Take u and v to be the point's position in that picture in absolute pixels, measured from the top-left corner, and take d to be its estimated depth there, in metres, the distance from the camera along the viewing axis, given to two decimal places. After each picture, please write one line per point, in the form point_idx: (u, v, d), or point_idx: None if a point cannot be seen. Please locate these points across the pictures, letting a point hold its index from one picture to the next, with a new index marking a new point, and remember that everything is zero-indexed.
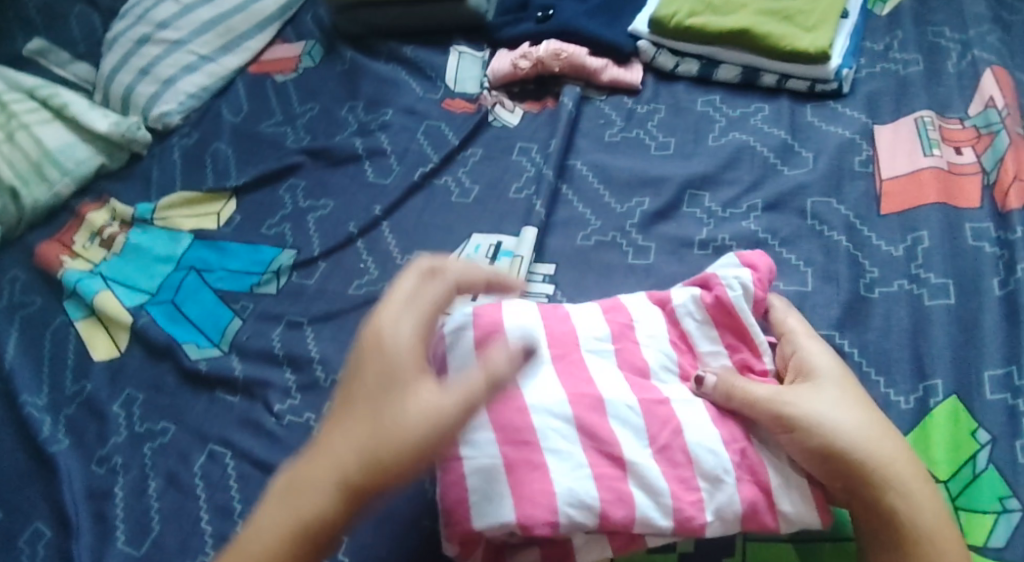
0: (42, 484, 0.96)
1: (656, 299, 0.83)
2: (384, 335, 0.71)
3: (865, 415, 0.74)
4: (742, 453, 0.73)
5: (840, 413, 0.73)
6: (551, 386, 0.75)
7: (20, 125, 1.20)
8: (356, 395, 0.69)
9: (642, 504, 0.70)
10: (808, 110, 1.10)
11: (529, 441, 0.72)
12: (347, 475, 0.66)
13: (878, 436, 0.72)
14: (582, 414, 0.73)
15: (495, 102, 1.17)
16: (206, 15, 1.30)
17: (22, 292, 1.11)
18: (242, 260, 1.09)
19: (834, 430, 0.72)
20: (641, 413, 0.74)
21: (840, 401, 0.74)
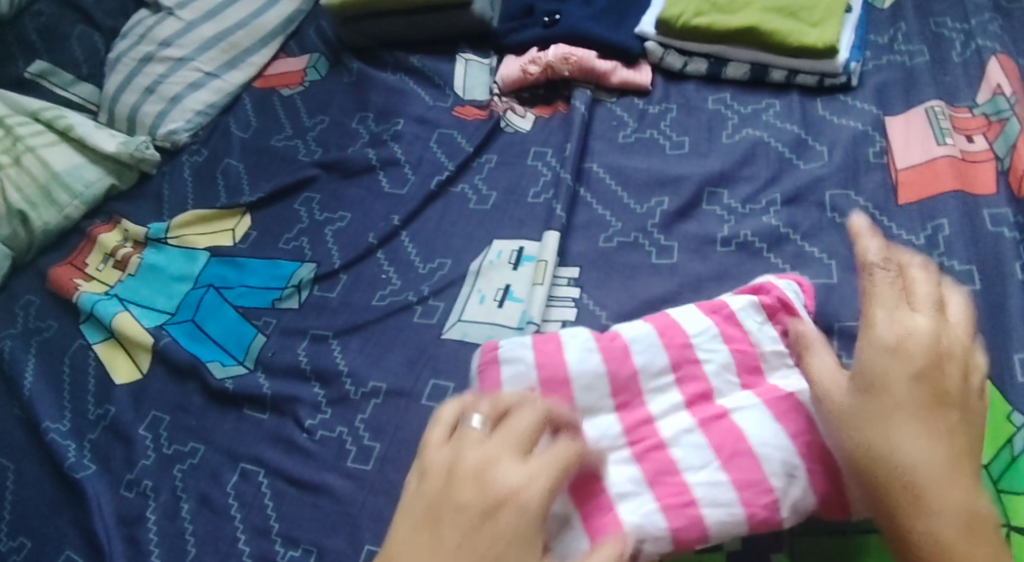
0: (71, 511, 0.95)
1: (709, 306, 0.83)
2: (495, 473, 0.65)
3: (928, 435, 0.65)
4: (807, 444, 0.73)
5: (897, 432, 0.66)
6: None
7: (25, 148, 1.18)
8: (448, 521, 0.64)
9: (714, 518, 0.71)
10: (818, 104, 1.11)
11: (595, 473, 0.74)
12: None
13: (932, 460, 0.65)
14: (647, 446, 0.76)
15: (506, 108, 1.18)
16: (209, 32, 1.30)
17: (37, 316, 1.10)
18: (261, 276, 1.08)
19: (868, 443, 0.66)
20: (703, 433, 0.75)
21: (903, 413, 0.66)
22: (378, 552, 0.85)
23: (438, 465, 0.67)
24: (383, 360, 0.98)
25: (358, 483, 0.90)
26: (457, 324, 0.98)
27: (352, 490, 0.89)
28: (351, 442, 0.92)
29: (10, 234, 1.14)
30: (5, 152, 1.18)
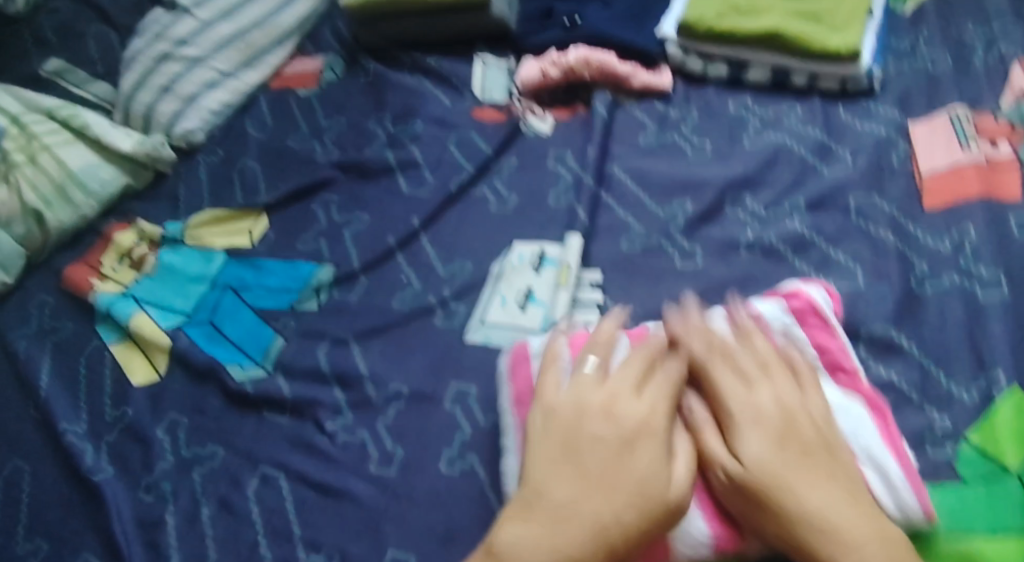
0: (88, 515, 0.94)
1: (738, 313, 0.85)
2: (617, 407, 0.74)
3: (823, 483, 0.68)
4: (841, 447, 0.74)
5: (789, 494, 0.68)
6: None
7: (41, 146, 1.18)
8: (576, 442, 0.72)
9: None
10: (840, 109, 1.10)
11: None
12: (604, 531, 0.68)
13: (834, 509, 0.67)
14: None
15: (526, 110, 1.17)
16: (225, 32, 1.29)
17: (52, 316, 1.09)
18: (279, 278, 1.07)
19: (783, 498, 0.68)
20: None
21: (790, 468, 0.69)
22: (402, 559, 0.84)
23: (558, 408, 0.75)
24: (405, 363, 0.97)
25: (381, 488, 0.89)
26: (479, 328, 0.97)
27: (375, 494, 0.88)
28: (373, 447, 0.91)
29: (25, 233, 1.13)
30: (21, 151, 1.17)
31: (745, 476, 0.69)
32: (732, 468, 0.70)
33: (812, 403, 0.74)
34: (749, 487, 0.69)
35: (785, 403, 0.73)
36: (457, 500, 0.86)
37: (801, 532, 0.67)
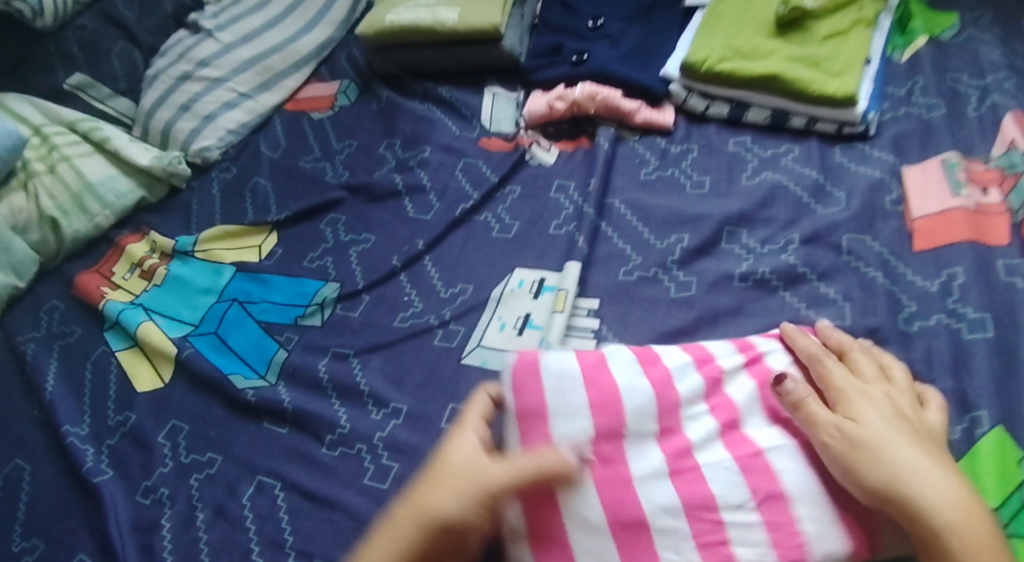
0: (86, 515, 0.96)
1: (742, 349, 0.88)
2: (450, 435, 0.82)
3: (923, 451, 0.75)
4: (826, 479, 0.78)
5: (895, 453, 0.75)
6: (648, 456, 0.79)
7: (61, 157, 1.21)
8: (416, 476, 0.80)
9: (746, 555, 0.75)
10: (836, 151, 1.13)
11: (634, 515, 0.77)
12: (424, 517, 0.75)
13: (934, 473, 0.74)
14: (693, 484, 0.78)
15: (532, 141, 1.21)
16: (244, 55, 1.34)
17: (61, 321, 1.12)
18: (284, 293, 1.10)
19: (893, 452, 0.75)
20: (742, 469, 0.78)
21: (901, 435, 0.76)
22: None
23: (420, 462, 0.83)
24: (403, 381, 0.99)
25: (373, 502, 0.91)
26: (476, 350, 1.00)
27: (367, 505, 0.91)
28: (369, 460, 0.94)
29: (40, 240, 1.17)
30: (40, 160, 1.21)
31: (864, 436, 0.76)
32: (849, 429, 0.77)
33: (910, 402, 0.82)
34: (870, 443, 0.75)
35: (893, 398, 0.81)
36: None
37: (908, 489, 0.73)
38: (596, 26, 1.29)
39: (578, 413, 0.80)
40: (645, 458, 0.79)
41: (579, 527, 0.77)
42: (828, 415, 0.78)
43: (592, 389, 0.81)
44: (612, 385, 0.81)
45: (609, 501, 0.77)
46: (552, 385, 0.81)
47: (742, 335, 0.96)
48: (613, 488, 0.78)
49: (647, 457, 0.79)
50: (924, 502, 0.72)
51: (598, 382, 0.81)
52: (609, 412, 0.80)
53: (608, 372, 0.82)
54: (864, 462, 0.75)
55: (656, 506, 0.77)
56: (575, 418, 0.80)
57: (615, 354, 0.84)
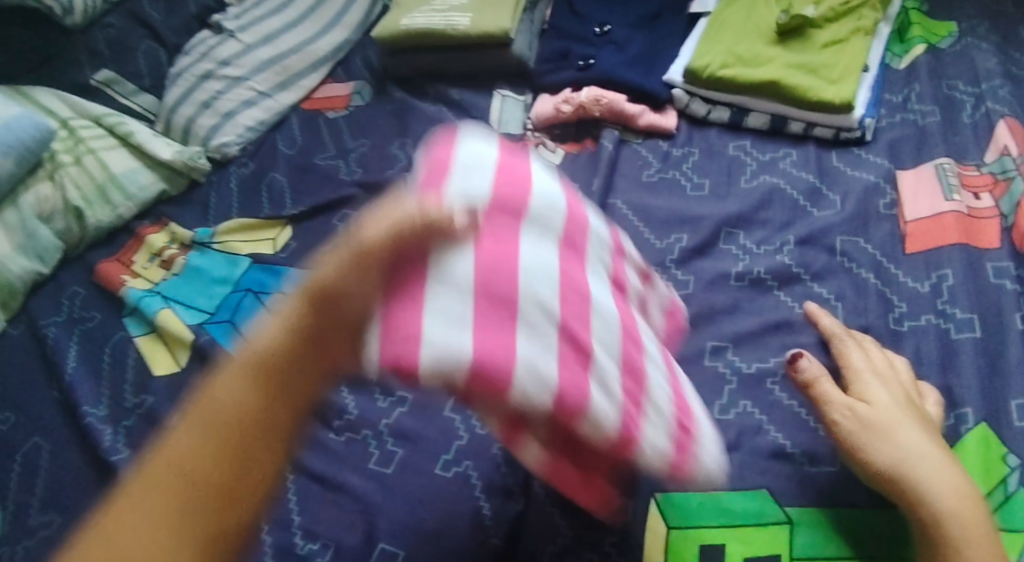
0: (101, 492, 1.00)
1: (646, 271, 0.95)
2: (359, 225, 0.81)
3: (928, 436, 0.83)
4: (675, 378, 0.84)
5: (902, 436, 0.82)
6: (532, 255, 0.80)
7: (87, 149, 1.26)
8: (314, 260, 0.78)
9: (594, 395, 0.74)
10: (832, 155, 1.16)
11: (501, 283, 0.76)
12: (307, 285, 0.70)
13: (936, 460, 0.81)
14: (575, 301, 0.79)
15: (537, 142, 1.26)
16: (264, 56, 1.40)
17: (82, 307, 1.17)
18: (297, 285, 1.15)
19: (898, 437, 0.82)
20: (616, 322, 0.81)
21: (909, 422, 0.84)
22: (391, 551, 0.88)
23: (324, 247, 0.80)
24: None
25: (376, 484, 0.94)
26: None
27: (370, 487, 0.94)
28: (374, 445, 0.98)
29: (64, 229, 1.22)
30: (67, 152, 1.26)
31: (874, 417, 0.84)
32: (861, 409, 0.85)
33: (921, 394, 0.89)
34: (878, 424, 0.84)
35: (907, 387, 0.88)
36: (443, 497, 0.91)
37: (910, 471, 0.81)
38: (603, 32, 1.33)
39: (483, 182, 0.82)
40: (536, 259, 0.80)
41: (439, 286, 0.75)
42: (839, 397, 0.87)
43: (507, 177, 0.84)
44: (526, 180, 0.84)
45: (482, 266, 0.77)
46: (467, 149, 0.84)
47: (739, 333, 1.00)
48: (490, 263, 0.77)
49: (537, 257, 0.80)
50: (923, 484, 0.80)
51: (514, 169, 0.85)
52: (511, 207, 0.82)
53: (526, 172, 0.86)
54: (870, 441, 0.83)
55: (529, 317, 0.76)
56: (483, 182, 0.82)
57: (536, 163, 0.88)
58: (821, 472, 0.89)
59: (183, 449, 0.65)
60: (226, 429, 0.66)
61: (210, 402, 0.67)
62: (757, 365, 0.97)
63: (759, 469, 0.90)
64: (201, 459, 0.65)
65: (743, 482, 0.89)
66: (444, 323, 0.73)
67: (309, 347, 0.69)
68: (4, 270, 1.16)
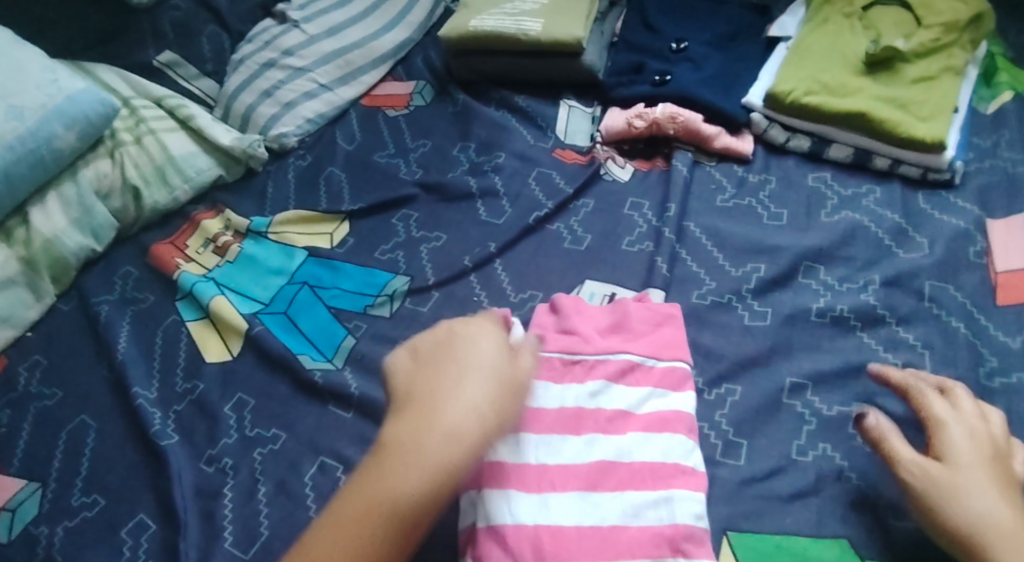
0: (149, 476, 0.98)
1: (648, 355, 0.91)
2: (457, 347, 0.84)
3: (1009, 504, 0.79)
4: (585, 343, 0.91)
5: (978, 503, 0.79)
6: (645, 452, 0.83)
7: (148, 130, 1.24)
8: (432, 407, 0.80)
9: None
10: (919, 196, 1.14)
11: (559, 557, 0.76)
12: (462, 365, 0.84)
13: (1014, 530, 0.77)
14: (652, 469, 0.82)
15: (607, 156, 1.22)
16: (328, 47, 1.36)
17: (135, 288, 1.17)
18: (354, 281, 1.12)
19: (975, 501, 0.79)
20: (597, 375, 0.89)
21: (988, 488, 0.80)
22: None
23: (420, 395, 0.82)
24: None
25: None
26: None
27: None
28: None
29: (121, 207, 1.21)
30: (128, 131, 1.24)
31: (948, 478, 0.81)
32: (934, 469, 0.82)
33: (1007, 453, 0.84)
34: (952, 485, 0.80)
35: (992, 441, 0.84)
36: None
37: (982, 536, 0.78)
38: (680, 48, 1.29)
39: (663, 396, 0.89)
40: (636, 389, 0.89)
41: (549, 403, 0.87)
42: (909, 452, 0.84)
43: (648, 352, 0.91)
44: (679, 354, 0.92)
45: (604, 376, 0.89)
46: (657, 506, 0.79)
47: (816, 372, 0.97)
48: (615, 375, 0.89)
49: (641, 390, 0.89)
50: (994, 550, 0.77)
51: (667, 337, 0.93)
52: (655, 542, 0.77)
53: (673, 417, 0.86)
54: (942, 501, 0.80)
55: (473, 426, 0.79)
56: (608, 402, 0.87)
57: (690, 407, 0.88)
58: (904, 526, 0.85)
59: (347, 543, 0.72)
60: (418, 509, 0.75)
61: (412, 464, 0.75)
62: (839, 408, 0.95)
63: (838, 517, 0.87)
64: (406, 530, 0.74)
65: (822, 528, 0.86)
66: (556, 453, 0.83)
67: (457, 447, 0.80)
68: (58, 244, 1.16)
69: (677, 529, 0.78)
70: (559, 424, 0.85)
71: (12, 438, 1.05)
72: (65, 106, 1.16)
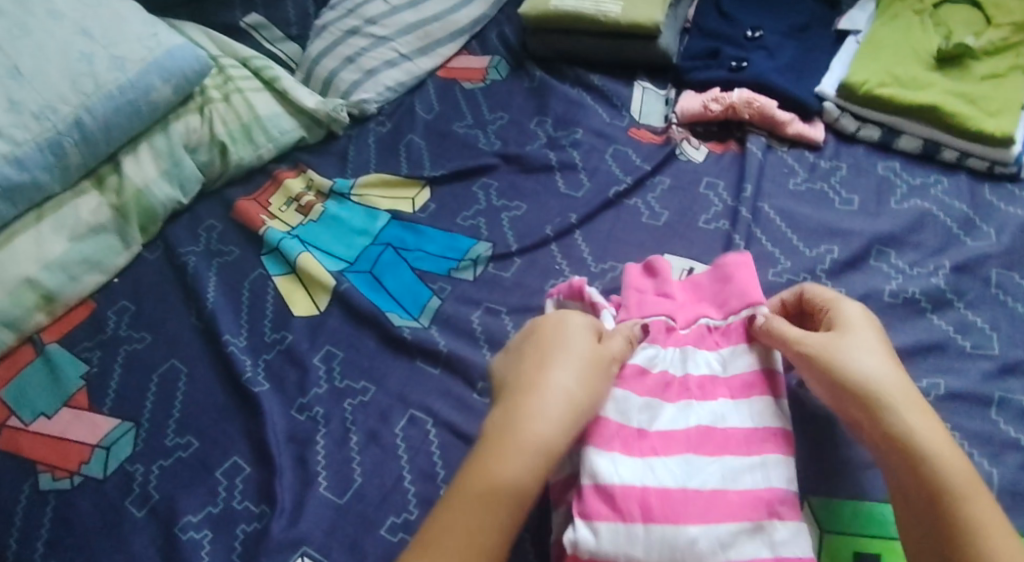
0: (241, 421, 1.02)
1: (725, 315, 0.96)
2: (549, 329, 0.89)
3: (885, 360, 0.83)
4: (663, 309, 0.97)
5: (854, 360, 0.83)
6: (738, 419, 0.87)
7: (236, 89, 1.28)
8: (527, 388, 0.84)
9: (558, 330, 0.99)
10: (986, 188, 1.17)
11: (668, 519, 0.78)
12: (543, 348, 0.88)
13: (898, 388, 0.81)
14: (747, 434, 0.85)
15: (683, 137, 1.26)
16: (409, 18, 1.40)
17: (219, 240, 1.20)
18: (437, 245, 1.16)
19: (862, 363, 0.83)
20: (678, 341, 0.94)
21: (870, 351, 0.84)
22: (536, 514, 0.89)
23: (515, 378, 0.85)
24: None
25: None
26: None
27: None
28: None
29: (207, 161, 1.24)
30: (217, 89, 1.27)
31: (830, 344, 0.85)
32: (820, 339, 0.86)
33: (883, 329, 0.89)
34: (831, 351, 0.84)
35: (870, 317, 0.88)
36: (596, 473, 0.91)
37: (869, 390, 0.81)
38: (754, 36, 1.32)
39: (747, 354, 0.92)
40: (716, 351, 0.94)
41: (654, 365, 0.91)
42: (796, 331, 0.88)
43: (721, 313, 0.96)
44: (753, 298, 0.95)
45: (686, 341, 0.94)
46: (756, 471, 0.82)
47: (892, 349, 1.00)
48: (694, 340, 0.95)
49: (721, 351, 0.93)
50: (885, 403, 0.80)
51: (735, 289, 0.97)
52: (754, 507, 0.80)
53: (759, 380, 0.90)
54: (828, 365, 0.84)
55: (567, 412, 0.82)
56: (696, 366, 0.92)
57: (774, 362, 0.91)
58: None
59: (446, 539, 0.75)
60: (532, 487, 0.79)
61: (508, 453, 0.79)
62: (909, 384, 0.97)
63: None
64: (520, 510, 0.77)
65: None
66: (655, 417, 0.86)
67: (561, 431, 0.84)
68: (148, 195, 1.19)
69: (774, 494, 0.81)
70: (654, 388, 0.89)
71: (102, 378, 1.07)
72: (164, 59, 1.20)
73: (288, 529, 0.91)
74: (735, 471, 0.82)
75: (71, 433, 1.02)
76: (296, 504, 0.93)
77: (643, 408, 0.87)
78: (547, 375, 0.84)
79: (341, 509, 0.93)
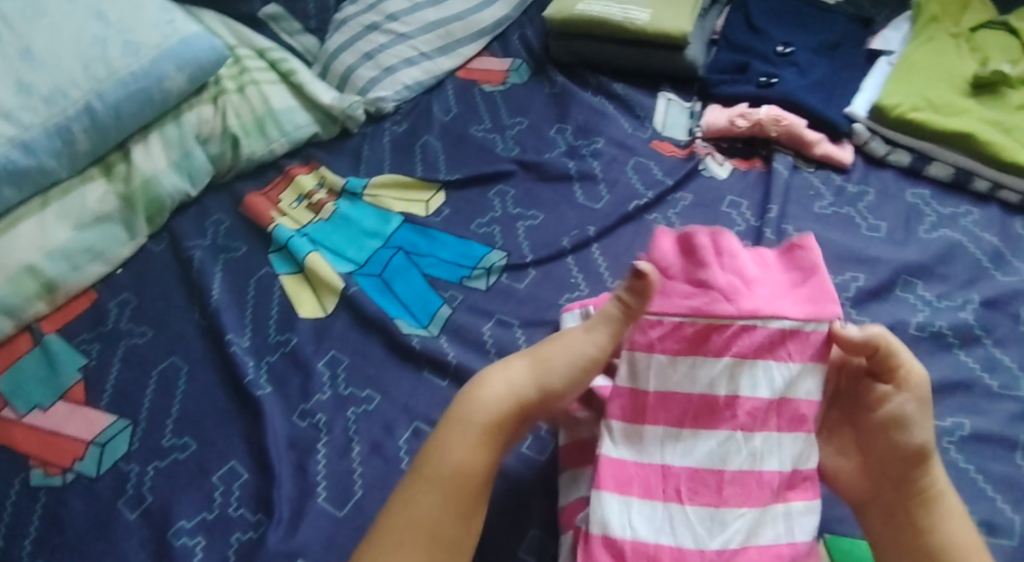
0: (241, 424, 0.98)
1: (804, 318, 0.86)
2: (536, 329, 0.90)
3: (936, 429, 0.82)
4: (733, 307, 0.86)
5: (941, 474, 0.79)
6: (774, 461, 0.82)
7: (251, 80, 1.25)
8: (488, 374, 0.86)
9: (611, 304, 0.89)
10: (1018, 221, 1.13)
11: None
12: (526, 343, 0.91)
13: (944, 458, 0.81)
14: (781, 480, 0.81)
15: (706, 152, 1.23)
16: (431, 16, 1.37)
17: (226, 235, 1.17)
18: (450, 251, 1.12)
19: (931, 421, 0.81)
20: (740, 350, 0.85)
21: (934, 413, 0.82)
22: (543, 539, 0.86)
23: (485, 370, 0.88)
24: None
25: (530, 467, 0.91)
26: None
27: (519, 469, 0.91)
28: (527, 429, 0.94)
29: (218, 154, 1.21)
30: (231, 80, 1.24)
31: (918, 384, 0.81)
32: (912, 375, 0.82)
33: None
34: (918, 392, 0.81)
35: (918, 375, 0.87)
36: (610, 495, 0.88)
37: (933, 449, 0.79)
38: (785, 52, 1.29)
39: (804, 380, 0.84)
40: (784, 364, 0.85)
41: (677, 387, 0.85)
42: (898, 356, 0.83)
43: (802, 317, 0.86)
44: (832, 311, 0.87)
45: (748, 350, 0.85)
46: (782, 526, 0.79)
47: None
48: (762, 349, 0.85)
49: (790, 365, 0.85)
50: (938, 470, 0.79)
51: (812, 290, 0.89)
52: None
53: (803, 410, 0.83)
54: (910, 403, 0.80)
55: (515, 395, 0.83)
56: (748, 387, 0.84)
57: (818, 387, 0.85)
58: (1001, 543, 0.85)
59: (403, 508, 0.79)
60: (465, 483, 0.80)
61: (443, 456, 0.80)
62: (933, 422, 0.94)
63: None
64: (449, 516, 0.79)
65: None
66: (682, 454, 0.83)
67: (518, 423, 0.84)
68: (157, 185, 1.15)
69: (796, 550, 0.78)
70: (691, 417, 0.84)
71: (99, 373, 1.04)
72: (178, 47, 1.17)
73: (284, 540, 0.88)
74: (760, 522, 0.79)
75: (65, 428, 0.99)
76: (294, 515, 0.90)
77: (663, 444, 0.84)
78: (495, 371, 0.85)
79: (340, 522, 0.90)
